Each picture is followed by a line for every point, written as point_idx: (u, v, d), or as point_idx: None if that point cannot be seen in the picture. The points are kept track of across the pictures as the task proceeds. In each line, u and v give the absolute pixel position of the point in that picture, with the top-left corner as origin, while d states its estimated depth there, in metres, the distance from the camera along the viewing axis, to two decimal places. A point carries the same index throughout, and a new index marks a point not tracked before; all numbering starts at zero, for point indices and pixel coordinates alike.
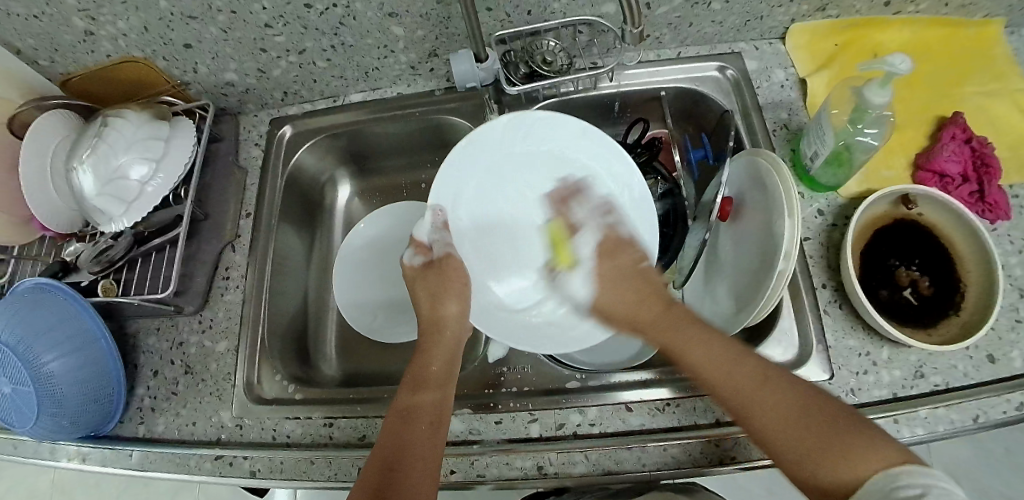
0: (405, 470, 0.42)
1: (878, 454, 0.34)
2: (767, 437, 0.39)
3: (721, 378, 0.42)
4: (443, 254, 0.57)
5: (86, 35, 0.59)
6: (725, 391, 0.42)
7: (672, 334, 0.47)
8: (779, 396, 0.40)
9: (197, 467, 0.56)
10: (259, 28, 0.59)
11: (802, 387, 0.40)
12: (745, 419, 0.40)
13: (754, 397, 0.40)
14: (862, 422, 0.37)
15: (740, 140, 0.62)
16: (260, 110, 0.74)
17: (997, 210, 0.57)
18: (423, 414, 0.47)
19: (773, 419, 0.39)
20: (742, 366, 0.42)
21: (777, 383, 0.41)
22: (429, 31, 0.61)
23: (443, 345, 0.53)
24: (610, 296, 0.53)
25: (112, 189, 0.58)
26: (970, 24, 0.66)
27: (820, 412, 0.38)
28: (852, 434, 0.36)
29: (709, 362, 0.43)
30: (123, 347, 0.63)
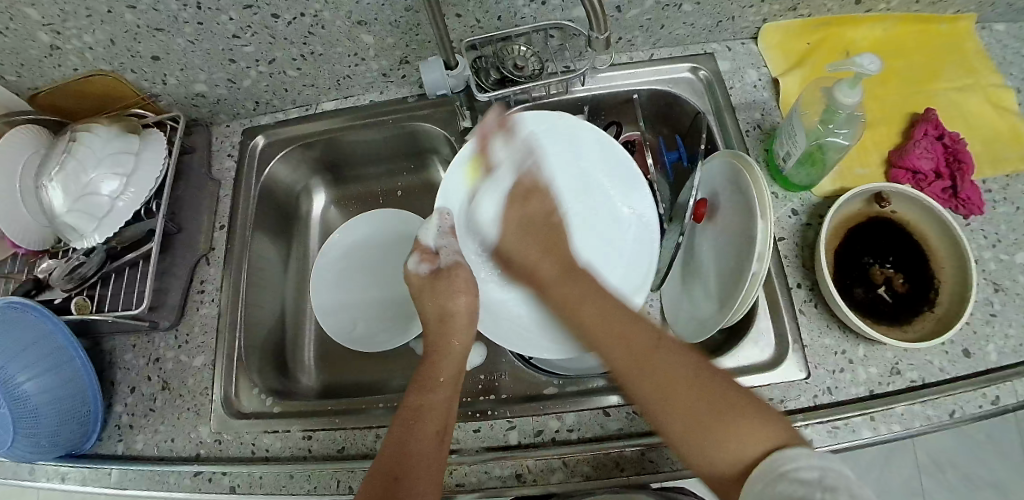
0: (409, 476, 0.42)
1: (758, 435, 0.36)
2: (651, 413, 0.41)
3: (631, 355, 0.44)
4: (451, 262, 0.58)
5: (52, 50, 0.58)
6: (626, 352, 0.44)
7: (572, 301, 0.52)
8: (673, 362, 0.42)
9: (175, 484, 0.55)
10: (227, 38, 0.58)
11: (688, 362, 0.42)
12: (639, 384, 0.42)
13: (647, 362, 0.43)
14: (742, 396, 0.39)
15: (712, 142, 0.63)
16: (233, 121, 0.73)
17: (970, 205, 0.58)
18: (429, 423, 0.46)
19: (662, 389, 0.41)
20: (649, 337, 0.44)
21: (670, 347, 0.44)
22: (399, 39, 0.60)
23: (453, 356, 0.53)
24: (526, 254, 0.58)
25: (82, 205, 0.58)
26: (943, 19, 0.67)
27: (705, 385, 0.40)
28: (735, 412, 0.38)
29: (615, 329, 0.46)
30: (99, 364, 0.62)
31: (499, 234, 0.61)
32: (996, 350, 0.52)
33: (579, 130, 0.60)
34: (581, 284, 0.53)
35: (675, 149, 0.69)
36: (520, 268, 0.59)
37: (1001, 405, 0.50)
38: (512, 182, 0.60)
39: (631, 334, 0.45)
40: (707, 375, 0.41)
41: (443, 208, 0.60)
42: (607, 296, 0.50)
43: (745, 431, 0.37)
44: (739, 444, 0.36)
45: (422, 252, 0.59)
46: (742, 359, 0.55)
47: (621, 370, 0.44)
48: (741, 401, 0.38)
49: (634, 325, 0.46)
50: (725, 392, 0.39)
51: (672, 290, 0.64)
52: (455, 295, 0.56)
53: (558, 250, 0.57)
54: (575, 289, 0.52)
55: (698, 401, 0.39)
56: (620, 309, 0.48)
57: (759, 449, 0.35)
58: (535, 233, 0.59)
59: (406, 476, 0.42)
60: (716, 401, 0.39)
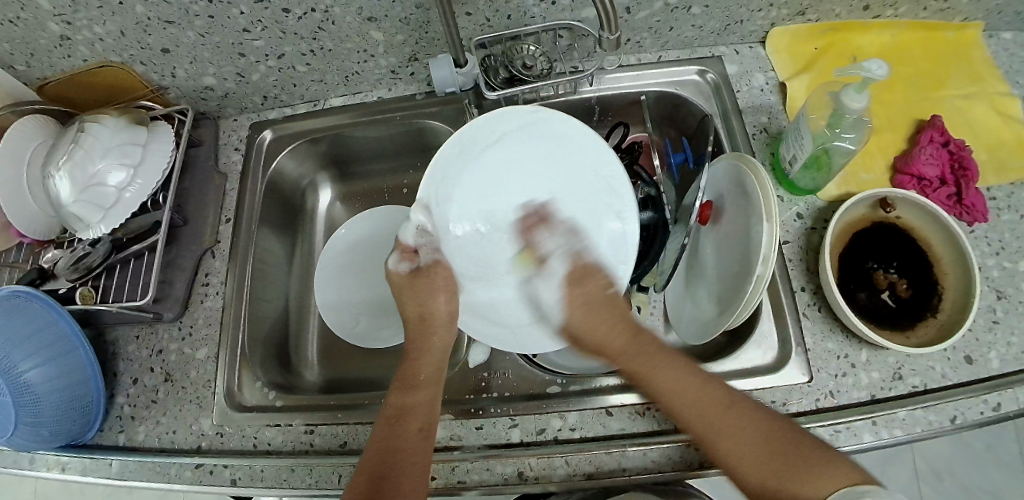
0: (395, 476, 0.44)
1: (829, 478, 0.39)
2: (723, 452, 0.43)
3: (699, 416, 0.45)
4: (431, 261, 0.57)
5: (62, 40, 0.58)
6: (698, 410, 0.45)
7: (645, 368, 0.50)
8: (746, 420, 0.44)
9: (176, 476, 0.55)
10: (237, 32, 0.59)
11: (763, 413, 0.44)
12: (715, 441, 0.43)
13: (717, 425, 0.44)
14: (818, 448, 0.41)
15: (718, 144, 0.63)
16: (240, 114, 0.74)
17: (974, 212, 0.58)
18: (412, 420, 0.48)
19: (732, 452, 0.43)
20: (708, 388, 0.46)
21: (740, 406, 0.44)
22: (409, 36, 0.60)
23: (433, 354, 0.55)
24: (590, 323, 0.54)
25: (89, 195, 0.58)
26: (950, 27, 0.67)
27: (776, 438, 0.42)
28: (809, 457, 0.41)
29: (674, 385, 0.47)
30: (102, 355, 0.62)
31: (567, 318, 0.55)
32: (999, 357, 0.53)
33: (557, 120, 0.57)
34: (651, 354, 0.51)
35: (681, 151, 0.68)
36: (582, 329, 0.54)
37: (1003, 412, 0.50)
38: (494, 182, 0.58)
39: (700, 391, 0.46)
40: (778, 430, 0.43)
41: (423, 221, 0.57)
42: (672, 357, 0.49)
43: (816, 478, 0.39)
44: (817, 485, 0.39)
45: (403, 250, 0.59)
46: (745, 362, 0.55)
47: (681, 423, 0.46)
48: (804, 445, 0.41)
49: (704, 382, 0.46)
50: (786, 433, 0.43)
51: (676, 291, 0.64)
52: (436, 294, 0.56)
53: (614, 308, 0.55)
54: (644, 363, 0.50)
55: (764, 455, 0.42)
56: (674, 360, 0.49)
57: (834, 489, 0.38)
58: (590, 308, 0.55)
59: (394, 475, 0.44)
60: (782, 444, 0.42)
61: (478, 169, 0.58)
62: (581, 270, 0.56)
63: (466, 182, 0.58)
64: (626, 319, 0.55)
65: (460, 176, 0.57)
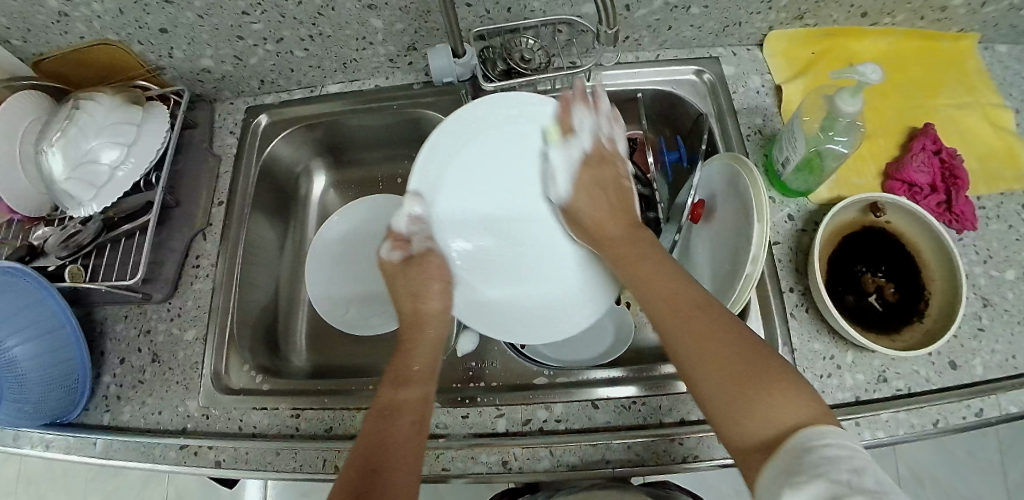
0: (387, 469, 0.41)
1: (800, 407, 0.34)
2: (684, 344, 0.40)
3: (674, 305, 0.43)
4: (424, 249, 0.57)
5: (59, 16, 0.58)
6: (670, 304, 0.43)
7: (631, 256, 0.50)
8: (717, 324, 0.40)
9: (161, 456, 0.55)
10: (236, 15, 0.58)
11: (733, 330, 0.40)
12: (678, 336, 0.41)
13: (690, 316, 0.41)
14: (783, 373, 0.36)
15: (712, 144, 0.63)
16: (237, 98, 0.73)
17: (963, 220, 0.58)
18: (406, 412, 0.45)
19: (700, 343, 0.39)
20: (685, 288, 0.44)
21: (715, 312, 0.42)
22: (408, 25, 0.60)
23: (425, 345, 0.52)
24: (588, 203, 0.56)
25: (81, 173, 0.58)
26: (946, 37, 0.67)
27: (746, 354, 0.38)
28: (775, 380, 0.36)
29: (654, 271, 0.47)
30: (89, 334, 0.62)
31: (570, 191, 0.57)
32: (982, 364, 0.53)
33: (570, 112, 0.57)
34: (642, 243, 0.51)
35: (675, 149, 0.69)
36: (580, 211, 0.56)
37: (985, 417, 0.51)
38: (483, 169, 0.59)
39: (678, 292, 0.44)
40: (757, 351, 0.38)
41: (416, 209, 0.56)
42: (662, 256, 0.49)
43: (782, 401, 0.34)
44: (780, 412, 0.34)
45: (394, 239, 0.58)
46: None
47: (653, 304, 0.45)
48: (783, 374, 0.36)
49: (678, 283, 0.45)
50: (768, 361, 0.37)
51: None
52: (428, 280, 0.55)
53: (622, 206, 0.55)
54: (635, 246, 0.51)
55: (727, 364, 0.38)
56: (662, 255, 0.49)
57: (796, 416, 0.33)
58: (590, 187, 0.56)
59: (387, 466, 0.41)
60: (748, 358, 0.38)
61: (468, 160, 0.58)
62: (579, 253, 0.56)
63: (455, 171, 0.58)
64: (631, 216, 0.55)
65: (449, 164, 0.57)
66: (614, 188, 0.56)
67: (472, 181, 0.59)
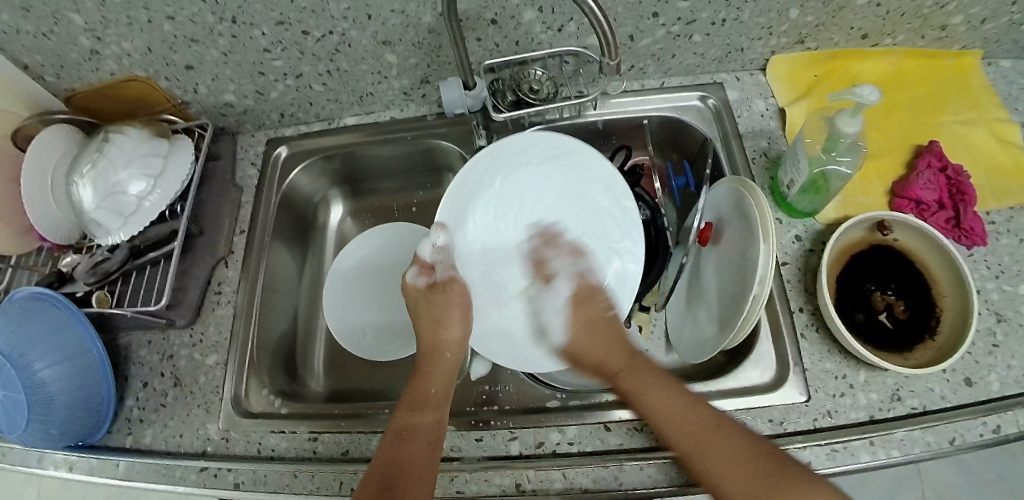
0: (400, 489, 0.43)
1: (819, 492, 0.40)
2: (712, 477, 0.43)
3: (686, 429, 0.46)
4: (447, 277, 0.59)
5: (91, 54, 0.61)
6: (686, 435, 0.46)
7: (637, 387, 0.51)
8: (732, 446, 0.44)
9: (182, 478, 0.56)
10: (258, 52, 0.61)
11: (751, 437, 0.45)
12: (698, 456, 0.44)
13: (710, 438, 0.45)
14: (789, 463, 0.42)
15: (719, 168, 0.65)
16: (257, 131, 0.76)
17: (973, 235, 0.59)
18: (420, 434, 0.47)
19: (722, 472, 0.43)
20: (701, 413, 0.47)
21: (727, 428, 0.45)
22: (421, 59, 0.63)
23: (443, 367, 0.55)
24: (588, 340, 0.56)
25: (111, 203, 0.60)
26: (949, 55, 0.69)
27: (766, 459, 0.43)
28: (792, 476, 0.41)
29: (661, 405, 0.48)
30: (115, 359, 0.64)
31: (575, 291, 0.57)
32: (998, 380, 0.53)
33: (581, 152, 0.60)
34: (641, 374, 0.52)
35: (683, 173, 0.71)
36: (580, 349, 0.56)
37: (1002, 433, 0.51)
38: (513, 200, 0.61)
39: (686, 416, 0.47)
40: (766, 446, 0.44)
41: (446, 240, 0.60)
42: (658, 376, 0.51)
43: (804, 492, 0.40)
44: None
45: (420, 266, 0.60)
46: (744, 380, 0.56)
47: (665, 421, 0.47)
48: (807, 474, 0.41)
49: (693, 408, 0.47)
50: (790, 464, 0.42)
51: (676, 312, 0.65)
52: (450, 307, 0.57)
53: (617, 338, 0.56)
54: (640, 375, 0.52)
55: (755, 465, 0.42)
56: (665, 380, 0.51)
57: None
58: (592, 328, 0.56)
59: (399, 484, 0.43)
60: (774, 466, 0.42)
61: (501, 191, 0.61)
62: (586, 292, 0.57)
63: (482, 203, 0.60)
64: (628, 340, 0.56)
65: (478, 194, 0.60)
66: (606, 325, 0.56)
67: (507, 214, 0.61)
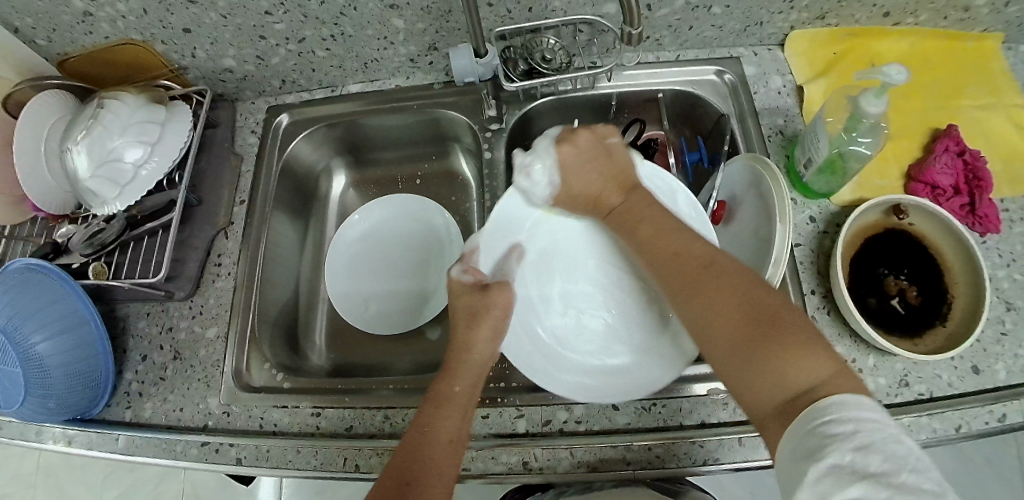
0: (417, 492, 0.40)
1: (816, 365, 0.33)
2: (696, 314, 0.40)
3: (673, 259, 0.43)
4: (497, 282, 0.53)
5: (85, 16, 0.58)
6: (677, 265, 0.43)
7: (636, 219, 0.49)
8: (727, 277, 0.39)
9: (182, 453, 0.55)
10: (259, 15, 0.59)
11: (746, 285, 0.39)
12: (686, 300, 0.41)
13: (698, 280, 0.40)
14: (799, 329, 0.35)
15: (734, 145, 0.63)
16: (257, 98, 0.74)
17: (987, 222, 0.58)
18: (441, 434, 0.43)
19: (704, 304, 0.39)
20: (699, 245, 0.43)
21: (724, 266, 0.41)
22: (429, 25, 0.61)
23: (473, 365, 0.49)
24: (578, 178, 0.54)
25: (106, 171, 0.58)
26: (970, 36, 0.67)
27: (760, 312, 0.37)
28: (791, 337, 0.35)
29: (654, 235, 0.46)
30: (113, 331, 0.63)
31: (555, 180, 0.55)
32: (1005, 369, 0.53)
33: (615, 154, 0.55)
34: (646, 204, 0.49)
35: (696, 149, 0.69)
36: (574, 191, 0.54)
37: (1008, 422, 0.50)
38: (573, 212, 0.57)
39: (683, 249, 0.43)
40: (759, 300, 0.38)
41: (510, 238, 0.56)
42: (670, 216, 0.47)
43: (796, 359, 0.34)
44: (795, 371, 0.34)
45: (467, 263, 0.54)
46: None
47: (661, 258, 0.44)
48: (806, 336, 0.35)
49: (695, 240, 0.43)
50: (797, 324, 0.36)
51: None
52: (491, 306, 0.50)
53: (618, 170, 0.53)
54: (637, 210, 0.49)
55: (738, 320, 0.37)
56: (665, 216, 0.47)
57: (818, 377, 0.33)
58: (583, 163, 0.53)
59: (417, 481, 0.41)
60: (775, 319, 0.36)
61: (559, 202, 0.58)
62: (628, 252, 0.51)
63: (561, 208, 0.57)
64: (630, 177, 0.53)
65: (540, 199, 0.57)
66: (604, 172, 0.53)
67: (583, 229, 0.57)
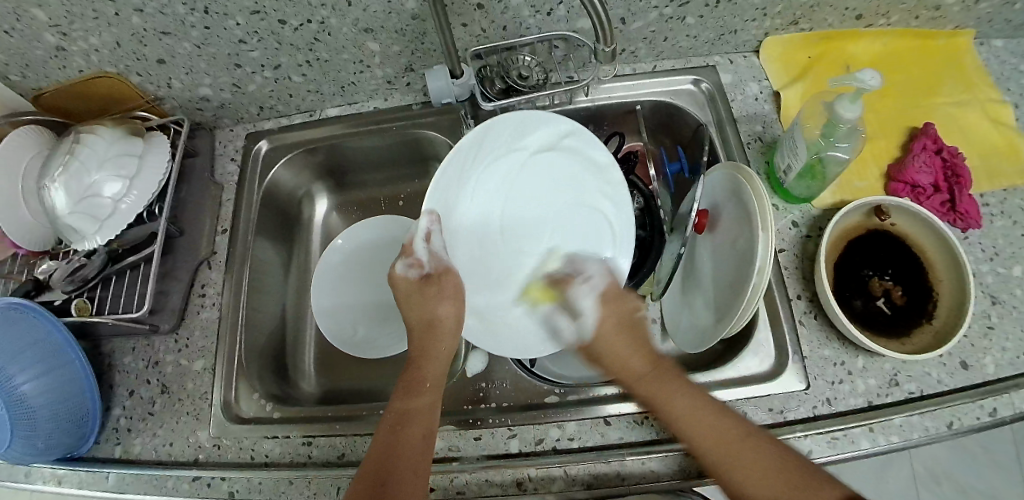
0: (396, 481, 0.42)
1: None
2: (745, 495, 0.41)
3: (717, 447, 0.43)
4: (440, 269, 0.56)
5: (58, 51, 0.58)
6: (713, 443, 0.43)
7: (664, 394, 0.48)
8: (766, 457, 0.42)
9: (174, 488, 0.55)
10: (233, 43, 0.59)
11: (779, 450, 0.42)
12: (725, 468, 0.42)
13: (742, 453, 0.42)
14: (837, 484, 0.39)
15: (714, 154, 0.64)
16: (236, 125, 0.74)
17: (968, 218, 0.58)
18: (416, 418, 0.47)
19: (759, 479, 0.41)
20: (746, 440, 0.43)
21: (757, 441, 0.43)
22: (404, 46, 0.61)
23: (438, 360, 0.53)
24: (618, 357, 0.52)
25: (85, 206, 0.58)
26: (943, 35, 0.68)
27: (804, 478, 0.40)
28: (837, 495, 0.38)
29: (687, 412, 0.45)
30: (98, 367, 0.62)
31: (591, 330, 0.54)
32: (994, 362, 0.53)
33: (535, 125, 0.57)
34: (668, 382, 0.49)
35: (677, 160, 0.69)
36: (603, 354, 0.53)
37: (999, 417, 0.51)
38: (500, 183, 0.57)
39: (717, 424, 0.44)
40: (798, 464, 0.41)
41: (434, 208, 0.55)
42: (686, 382, 0.48)
43: None
44: None
45: (410, 257, 0.57)
46: (741, 370, 0.55)
47: (693, 444, 0.45)
48: (843, 489, 0.39)
49: (720, 417, 0.44)
50: (823, 479, 0.40)
51: (673, 302, 0.64)
52: (443, 302, 0.54)
53: (645, 348, 0.52)
54: (665, 386, 0.48)
55: (789, 485, 0.40)
56: (697, 391, 0.47)
57: None
58: (613, 338, 0.53)
59: (394, 476, 0.42)
60: (808, 481, 0.40)
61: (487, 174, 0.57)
62: (614, 293, 0.54)
63: (479, 178, 0.57)
64: (648, 345, 0.53)
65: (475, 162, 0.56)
66: (630, 328, 0.53)
67: (500, 193, 0.57)
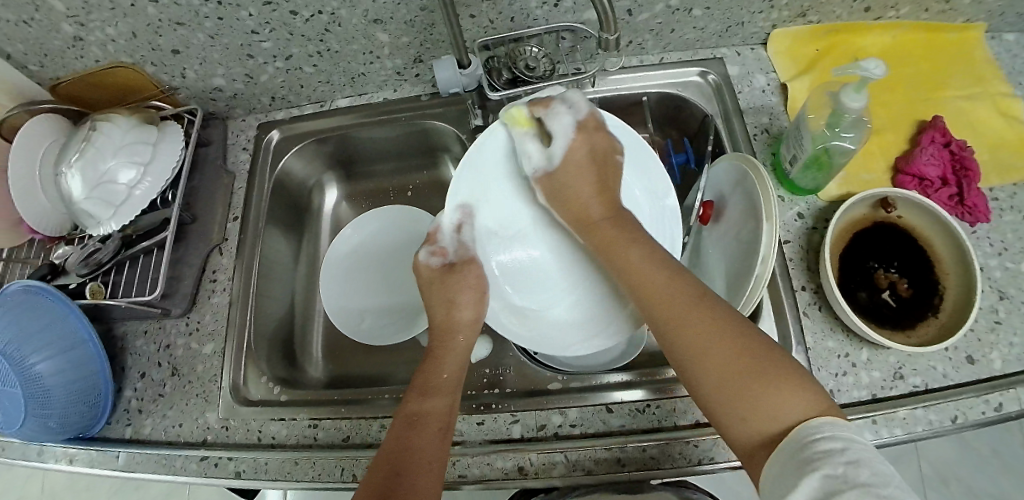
0: (411, 476, 0.42)
1: (794, 402, 0.37)
2: (690, 368, 0.42)
3: (669, 301, 0.45)
4: (464, 260, 0.56)
5: (75, 40, 0.59)
6: (664, 305, 0.45)
7: (614, 242, 0.50)
8: (711, 322, 0.42)
9: (182, 468, 0.56)
10: (245, 34, 0.60)
11: (730, 321, 0.42)
12: (673, 332, 0.43)
13: (686, 317, 0.43)
14: (777, 368, 0.39)
15: (720, 145, 0.64)
16: (248, 116, 0.75)
17: (976, 212, 0.58)
18: (432, 420, 0.46)
19: (697, 347, 0.42)
20: (700, 309, 0.43)
21: (710, 305, 0.43)
22: (414, 38, 0.62)
23: (457, 353, 0.53)
24: (571, 182, 0.55)
25: (100, 192, 0.59)
26: (953, 28, 0.67)
27: (746, 359, 0.40)
28: (771, 375, 0.38)
29: (639, 266, 0.48)
30: (111, 349, 0.63)
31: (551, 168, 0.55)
32: (1000, 357, 0.53)
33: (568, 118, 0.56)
34: (623, 229, 0.51)
35: (683, 151, 0.69)
36: (559, 178, 0.55)
37: (1005, 411, 0.50)
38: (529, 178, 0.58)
39: (671, 290, 0.45)
40: (750, 348, 0.40)
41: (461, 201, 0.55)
42: (640, 241, 0.50)
43: (782, 398, 0.37)
44: (778, 410, 0.37)
45: (436, 244, 0.57)
46: None
47: (648, 301, 0.46)
48: (781, 372, 0.38)
49: (676, 279, 0.46)
50: (762, 361, 0.40)
51: None
52: (465, 289, 0.55)
53: (601, 187, 0.54)
54: (624, 232, 0.51)
55: (728, 361, 0.40)
56: (649, 246, 0.49)
57: (800, 417, 0.36)
58: (579, 164, 0.55)
59: (408, 472, 0.42)
60: (742, 367, 0.40)
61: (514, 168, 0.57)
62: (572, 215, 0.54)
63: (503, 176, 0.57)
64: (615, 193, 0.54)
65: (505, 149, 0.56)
66: (599, 166, 0.55)
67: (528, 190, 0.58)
